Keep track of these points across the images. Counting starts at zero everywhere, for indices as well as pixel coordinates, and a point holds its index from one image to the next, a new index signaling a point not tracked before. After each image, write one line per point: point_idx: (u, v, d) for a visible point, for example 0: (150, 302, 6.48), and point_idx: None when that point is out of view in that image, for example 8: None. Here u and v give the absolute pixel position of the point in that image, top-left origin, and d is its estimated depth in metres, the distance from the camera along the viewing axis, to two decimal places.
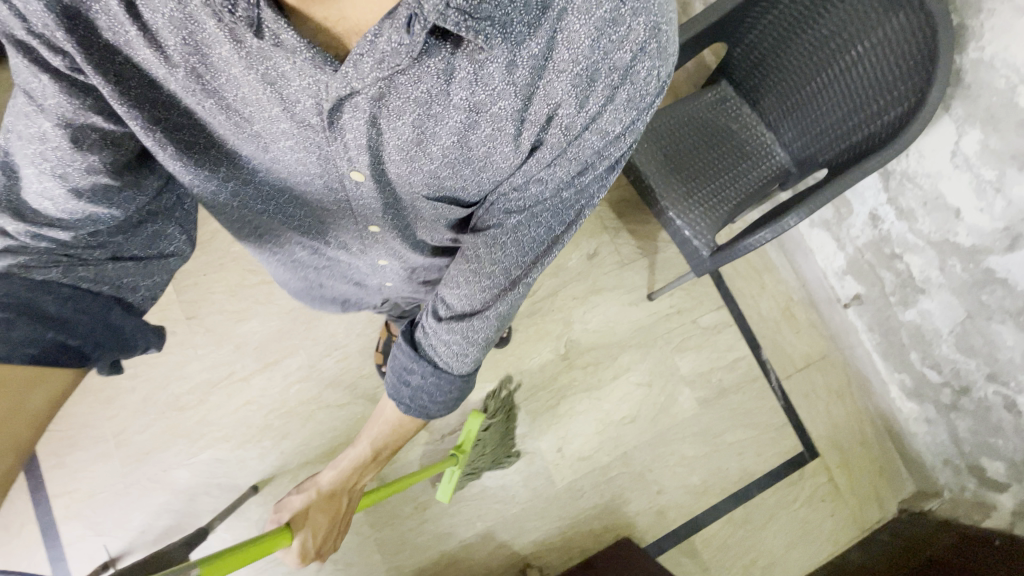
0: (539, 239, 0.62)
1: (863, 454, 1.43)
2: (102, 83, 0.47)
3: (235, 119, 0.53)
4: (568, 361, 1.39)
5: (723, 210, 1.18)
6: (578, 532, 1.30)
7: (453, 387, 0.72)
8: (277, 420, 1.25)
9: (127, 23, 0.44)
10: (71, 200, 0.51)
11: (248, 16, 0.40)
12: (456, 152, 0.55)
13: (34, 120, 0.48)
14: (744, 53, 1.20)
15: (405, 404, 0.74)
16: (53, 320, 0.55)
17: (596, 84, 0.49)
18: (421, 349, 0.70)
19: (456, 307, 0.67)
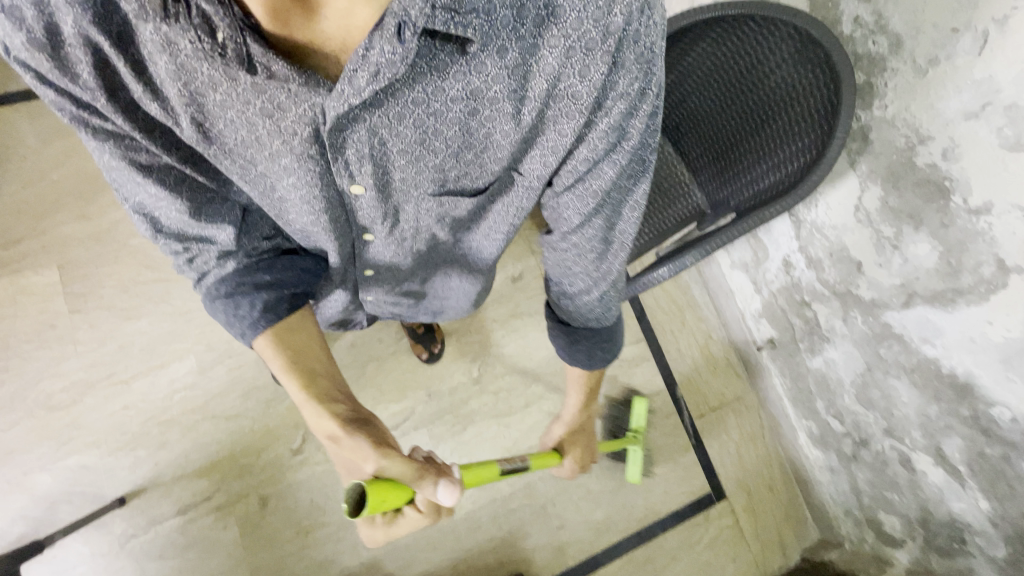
0: (619, 203, 0.62)
1: (769, 499, 1.42)
2: (136, 132, 0.55)
3: (235, 155, 0.57)
4: (479, 385, 1.36)
5: (634, 245, 1.19)
6: (470, 565, 1.25)
7: (611, 332, 0.80)
8: (157, 428, 1.17)
9: (134, 82, 0.51)
10: (202, 220, 0.62)
11: (238, 53, 0.45)
12: (459, 141, 0.56)
13: (129, 176, 0.58)
14: (668, 91, 1.21)
15: (580, 360, 0.81)
16: (287, 291, 0.73)
17: (594, 51, 0.49)
18: (573, 322, 0.79)
19: (574, 282, 0.72)
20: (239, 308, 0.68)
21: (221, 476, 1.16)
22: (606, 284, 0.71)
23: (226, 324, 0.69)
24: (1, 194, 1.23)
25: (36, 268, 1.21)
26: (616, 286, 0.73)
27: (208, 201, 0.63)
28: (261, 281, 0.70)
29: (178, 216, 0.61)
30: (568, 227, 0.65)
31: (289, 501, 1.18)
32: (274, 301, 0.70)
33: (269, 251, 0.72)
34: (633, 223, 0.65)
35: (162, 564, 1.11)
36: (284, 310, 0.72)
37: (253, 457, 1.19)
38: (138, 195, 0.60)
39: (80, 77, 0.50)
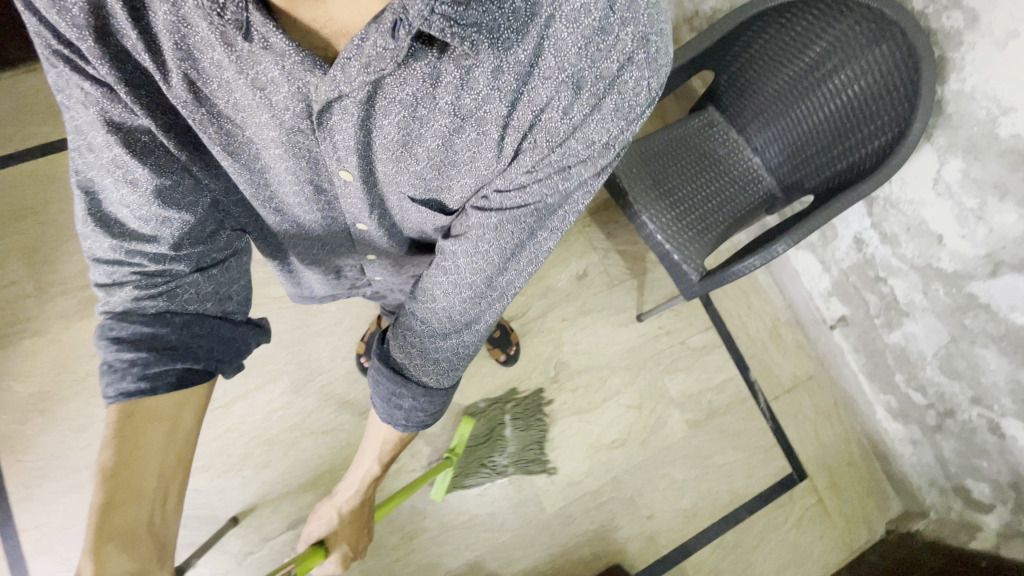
0: (522, 246, 0.59)
1: (851, 475, 1.44)
2: (116, 83, 0.48)
3: (226, 122, 0.54)
4: (557, 384, 1.38)
5: (712, 234, 1.19)
6: (568, 558, 1.27)
7: (440, 403, 0.75)
8: (260, 448, 1.21)
9: (129, 29, 0.45)
10: (159, 204, 0.55)
11: (237, 18, 0.40)
12: (441, 155, 0.56)
13: (92, 133, 0.50)
14: (731, 78, 1.21)
15: (402, 423, 0.76)
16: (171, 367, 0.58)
17: (583, 91, 0.50)
18: (409, 372, 0.71)
19: (431, 319, 0.67)
20: (121, 364, 0.56)
21: (325, 490, 1.21)
22: (468, 330, 0.68)
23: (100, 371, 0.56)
24: None
25: None
26: (478, 334, 0.69)
27: (171, 185, 0.55)
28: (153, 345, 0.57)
29: (133, 192, 0.53)
30: (463, 246, 0.60)
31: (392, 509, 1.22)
32: (162, 372, 0.58)
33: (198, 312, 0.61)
34: (518, 278, 0.63)
35: None
36: (163, 386, 0.58)
37: None
38: (94, 167, 0.52)
39: (69, 12, 0.43)
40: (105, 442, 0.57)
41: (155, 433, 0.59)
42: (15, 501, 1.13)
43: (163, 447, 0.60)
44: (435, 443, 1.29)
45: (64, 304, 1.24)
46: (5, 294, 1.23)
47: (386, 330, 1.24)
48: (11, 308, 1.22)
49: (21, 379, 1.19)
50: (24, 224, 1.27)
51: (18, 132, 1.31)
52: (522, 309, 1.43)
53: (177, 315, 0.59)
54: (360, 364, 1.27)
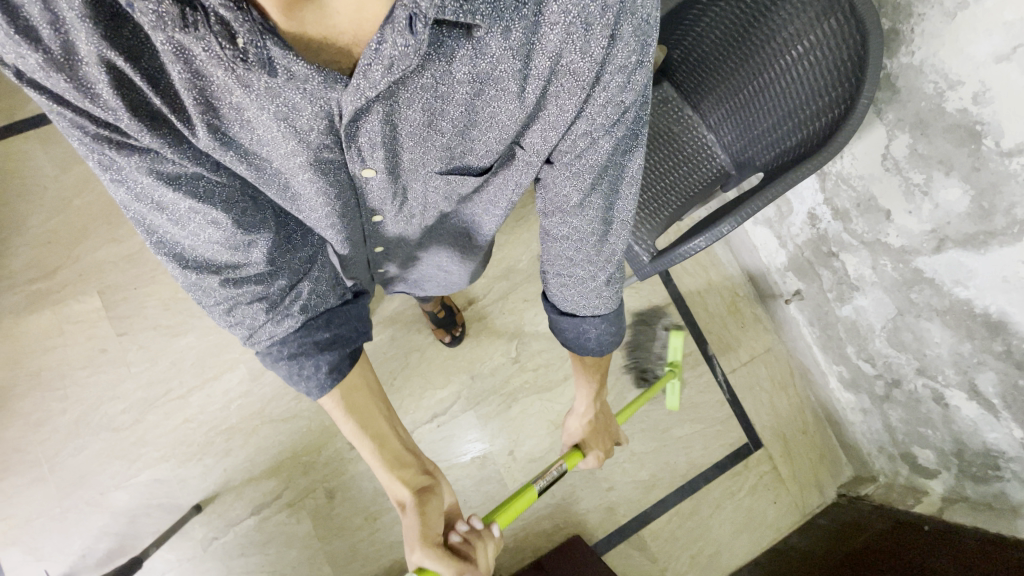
0: (616, 174, 0.65)
1: (805, 443, 1.49)
2: (162, 148, 0.51)
3: (254, 158, 0.57)
4: (518, 364, 1.39)
5: (663, 214, 1.17)
6: (530, 531, 1.32)
7: (617, 321, 0.82)
8: (220, 437, 1.22)
9: (152, 94, 0.47)
10: (244, 227, 0.61)
11: (259, 56, 0.42)
12: (464, 120, 0.58)
13: (157, 196, 0.54)
14: (683, 55, 1.20)
15: (587, 350, 0.85)
16: (343, 353, 0.77)
17: (593, 28, 0.50)
18: (580, 312, 0.81)
19: (575, 273, 0.75)
20: (305, 367, 0.72)
21: (288, 475, 1.23)
22: (612, 267, 0.75)
23: (292, 381, 0.73)
24: (27, 226, 1.25)
25: (77, 296, 1.23)
26: (619, 268, 0.75)
27: (241, 212, 0.61)
28: (317, 344, 0.74)
29: (218, 230, 0.59)
30: (566, 208, 0.68)
31: (354, 491, 1.24)
32: (337, 359, 0.76)
33: (328, 308, 0.77)
34: (629, 200, 0.69)
35: (246, 560, 1.18)
36: (347, 367, 0.78)
37: (315, 454, 1.25)
38: (163, 227, 0.58)
39: (101, 97, 0.46)
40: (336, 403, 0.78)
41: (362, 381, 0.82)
42: None
43: (369, 396, 0.83)
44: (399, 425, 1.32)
45: (11, 300, 1.21)
46: None
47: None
48: None
49: None
50: None
51: None
52: (483, 292, 1.43)
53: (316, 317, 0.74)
54: None
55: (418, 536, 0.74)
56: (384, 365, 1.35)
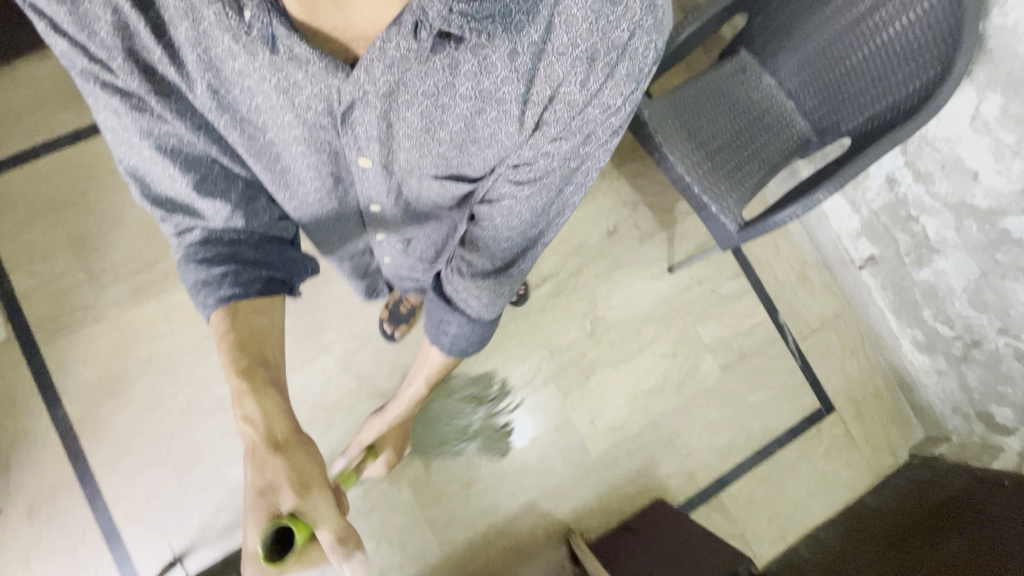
0: (552, 198, 0.69)
1: (876, 406, 1.52)
2: (146, 91, 0.58)
3: (248, 126, 0.63)
4: (594, 338, 1.42)
5: (748, 183, 1.18)
6: (613, 496, 1.35)
7: (483, 331, 0.84)
8: (322, 414, 1.29)
9: (154, 46, 0.55)
10: (199, 180, 0.64)
11: (264, 33, 0.49)
12: (462, 132, 0.62)
13: (132, 139, 0.60)
14: (766, 23, 1.20)
15: (448, 349, 0.87)
16: (246, 270, 0.70)
17: (596, 63, 0.55)
18: (454, 301, 0.82)
19: (476, 265, 0.77)
20: (213, 278, 0.68)
21: None
22: (511, 273, 0.78)
23: (193, 290, 0.69)
24: (126, 218, 1.30)
25: (178, 285, 1.29)
26: (517, 278, 0.79)
27: (203, 178, 0.64)
28: (219, 253, 0.69)
29: (174, 184, 0.63)
30: (498, 210, 0.70)
31: (449, 460, 1.32)
32: (249, 281, 0.71)
33: (264, 232, 0.73)
34: (556, 216, 0.73)
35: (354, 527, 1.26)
36: (253, 291, 0.72)
37: (411, 426, 1.32)
38: (136, 158, 0.62)
39: (98, 35, 0.54)
40: (228, 330, 0.71)
41: (262, 314, 0.74)
42: (102, 476, 1.20)
43: (270, 334, 0.75)
44: (484, 399, 1.36)
45: (118, 290, 1.27)
46: (58, 285, 1.25)
47: (410, 300, 1.29)
48: (67, 296, 1.25)
49: (88, 365, 1.24)
50: (64, 215, 1.28)
51: (44, 121, 1.30)
52: (556, 269, 1.45)
53: (246, 237, 0.71)
54: (384, 330, 1.33)
55: (284, 478, 0.61)
56: None
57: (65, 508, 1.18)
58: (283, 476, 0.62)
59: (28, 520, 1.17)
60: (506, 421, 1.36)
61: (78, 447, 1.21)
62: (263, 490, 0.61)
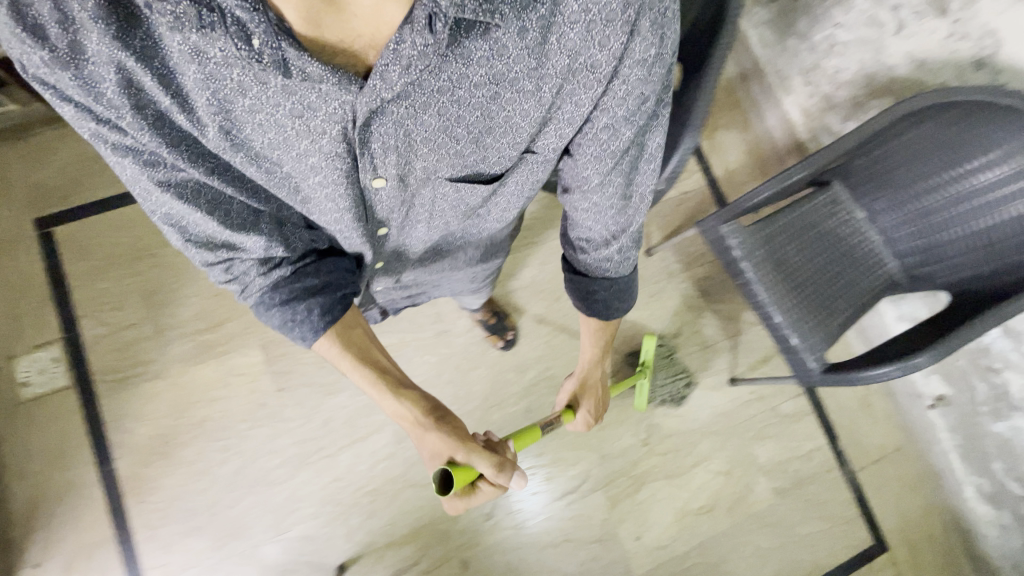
0: (634, 156, 0.66)
1: (930, 550, 1.45)
2: (159, 145, 0.54)
3: (264, 162, 0.59)
4: (648, 447, 1.38)
5: (834, 322, 1.16)
6: None
7: (629, 289, 0.82)
8: (365, 498, 1.25)
9: (161, 95, 0.50)
10: (223, 221, 0.62)
11: (275, 58, 0.43)
12: (482, 124, 0.58)
13: (147, 188, 0.57)
14: (867, 165, 1.18)
15: (605, 314, 0.84)
16: (334, 294, 0.71)
17: (611, 23, 0.52)
18: (591, 275, 0.80)
19: (592, 236, 0.75)
20: (297, 313, 0.68)
21: (425, 542, 1.25)
22: (625, 237, 0.75)
23: (284, 328, 0.69)
24: (198, 273, 1.29)
25: (242, 348, 1.27)
26: (633, 240, 0.75)
27: (226, 215, 0.62)
28: (297, 290, 0.68)
29: (206, 227, 0.61)
30: (586, 185, 0.69)
31: (487, 562, 1.27)
32: (331, 304, 0.71)
33: (313, 258, 0.71)
34: (649, 176, 0.70)
35: None
36: (339, 313, 0.72)
37: (452, 522, 1.27)
38: (167, 210, 0.60)
39: (104, 95, 0.49)
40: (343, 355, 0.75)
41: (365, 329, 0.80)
42: (141, 540, 1.17)
43: (371, 340, 0.80)
44: (530, 500, 1.32)
45: (181, 347, 1.26)
46: (125, 336, 1.25)
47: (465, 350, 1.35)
48: (131, 350, 1.24)
49: (142, 422, 1.22)
50: (140, 267, 1.28)
51: None
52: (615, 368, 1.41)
53: (308, 268, 0.70)
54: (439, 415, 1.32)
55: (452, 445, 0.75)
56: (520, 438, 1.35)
57: (99, 570, 1.15)
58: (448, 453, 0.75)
59: None
60: (549, 526, 1.31)
61: (122, 507, 1.18)
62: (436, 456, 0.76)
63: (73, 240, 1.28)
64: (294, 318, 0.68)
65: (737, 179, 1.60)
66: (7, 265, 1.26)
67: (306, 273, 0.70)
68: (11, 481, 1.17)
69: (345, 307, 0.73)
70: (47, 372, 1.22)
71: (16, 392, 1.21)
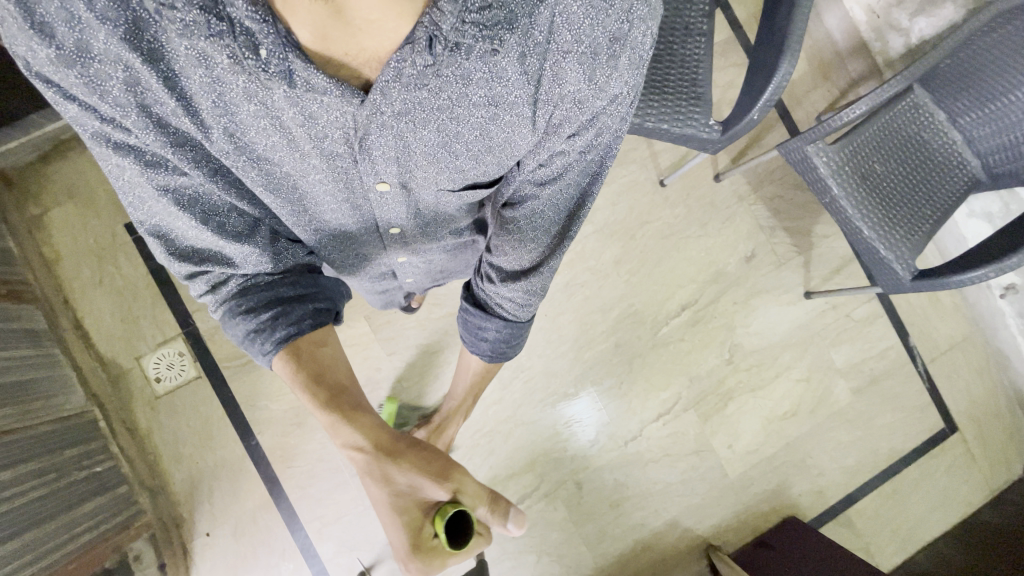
0: (573, 190, 0.64)
1: (996, 424, 1.56)
2: (161, 147, 0.50)
3: (266, 165, 0.56)
4: (732, 364, 1.47)
5: (920, 230, 1.18)
6: (749, 513, 1.44)
7: (520, 332, 0.84)
8: (483, 439, 1.38)
9: (165, 97, 0.47)
10: (217, 231, 0.57)
11: (280, 68, 0.42)
12: (479, 143, 0.57)
13: (142, 191, 0.53)
14: (951, 68, 1.19)
15: (487, 354, 0.87)
16: (298, 306, 0.67)
17: (601, 56, 0.49)
18: (489, 308, 0.80)
19: (512, 256, 0.71)
20: (261, 323, 0.64)
21: (542, 470, 1.39)
22: (546, 270, 0.72)
23: (246, 342, 0.64)
24: None
25: (348, 321, 1.35)
26: (541, 284, 0.74)
27: (220, 225, 0.57)
28: (263, 300, 0.64)
29: (202, 236, 0.57)
30: (523, 208, 0.65)
31: (598, 481, 1.41)
32: (301, 315, 0.67)
33: (290, 265, 0.67)
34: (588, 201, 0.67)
35: (518, 542, 1.37)
36: (306, 326, 0.68)
37: (563, 451, 1.41)
38: (160, 216, 0.55)
39: (110, 94, 0.46)
40: (297, 373, 0.68)
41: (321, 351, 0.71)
42: (295, 499, 1.31)
43: (330, 361, 0.73)
44: (629, 424, 1.43)
45: None
46: None
47: None
48: None
49: (273, 399, 1.33)
50: None
51: None
52: (694, 296, 1.48)
53: (276, 278, 0.65)
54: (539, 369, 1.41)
55: (427, 478, 0.67)
56: (612, 371, 1.44)
57: (265, 529, 1.30)
58: (425, 489, 0.67)
59: (234, 539, 1.29)
60: (648, 445, 1.43)
61: (271, 473, 1.31)
62: (411, 492, 0.67)
63: None
64: (248, 328, 0.63)
65: (799, 90, 1.55)
66: (111, 273, 1.32)
67: (276, 283, 0.65)
68: (169, 466, 1.29)
69: (314, 322, 0.69)
70: (175, 366, 1.31)
71: (152, 388, 1.30)
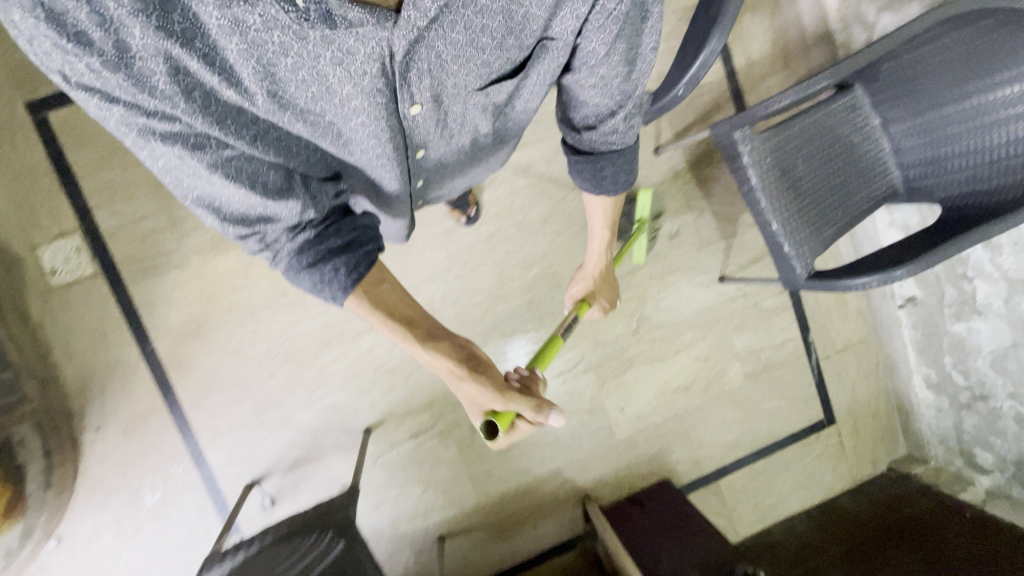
0: (634, 26, 0.64)
1: (871, 422, 1.68)
2: (207, 126, 0.55)
3: (307, 115, 0.58)
4: (637, 335, 1.51)
5: (828, 231, 1.21)
6: (628, 472, 1.54)
7: (632, 156, 0.84)
8: (385, 375, 1.41)
9: (207, 74, 0.51)
10: (265, 191, 0.60)
11: (320, 11, 0.45)
12: (503, 30, 0.57)
13: (187, 171, 0.57)
14: (896, 68, 1.17)
15: (609, 190, 0.88)
16: (357, 255, 0.69)
17: None
18: (597, 150, 0.82)
19: (592, 103, 0.75)
20: (325, 274, 0.66)
21: (439, 411, 1.44)
22: (630, 103, 0.74)
23: (314, 291, 0.68)
24: None
25: None
26: (637, 104, 0.75)
27: (262, 184, 0.60)
28: (317, 253, 0.66)
29: (246, 200, 0.60)
30: (592, 61, 0.67)
31: None
32: (355, 260, 0.68)
33: (327, 209, 0.69)
34: (651, 41, 0.67)
35: (406, 473, 1.44)
36: (365, 271, 0.70)
37: None
38: (199, 192, 0.59)
39: (157, 87, 0.51)
40: (368, 310, 0.72)
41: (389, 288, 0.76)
42: (188, 407, 1.33)
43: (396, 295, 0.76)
44: None
45: (199, 239, 1.31)
46: (142, 227, 1.29)
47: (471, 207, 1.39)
48: (150, 241, 1.30)
49: (173, 307, 1.32)
50: None
51: None
52: None
53: (323, 231, 0.67)
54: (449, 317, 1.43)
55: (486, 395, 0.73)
56: (522, 326, 1.47)
57: (157, 430, 1.33)
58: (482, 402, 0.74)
59: (124, 438, 1.32)
60: None
61: (166, 379, 1.32)
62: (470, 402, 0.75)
63: (68, 128, 1.26)
64: (317, 283, 0.67)
65: (756, 73, 1.51)
66: (8, 155, 1.25)
67: (323, 235, 0.67)
68: (60, 360, 1.28)
69: (370, 263, 0.71)
70: (72, 261, 1.28)
71: (47, 279, 1.27)
